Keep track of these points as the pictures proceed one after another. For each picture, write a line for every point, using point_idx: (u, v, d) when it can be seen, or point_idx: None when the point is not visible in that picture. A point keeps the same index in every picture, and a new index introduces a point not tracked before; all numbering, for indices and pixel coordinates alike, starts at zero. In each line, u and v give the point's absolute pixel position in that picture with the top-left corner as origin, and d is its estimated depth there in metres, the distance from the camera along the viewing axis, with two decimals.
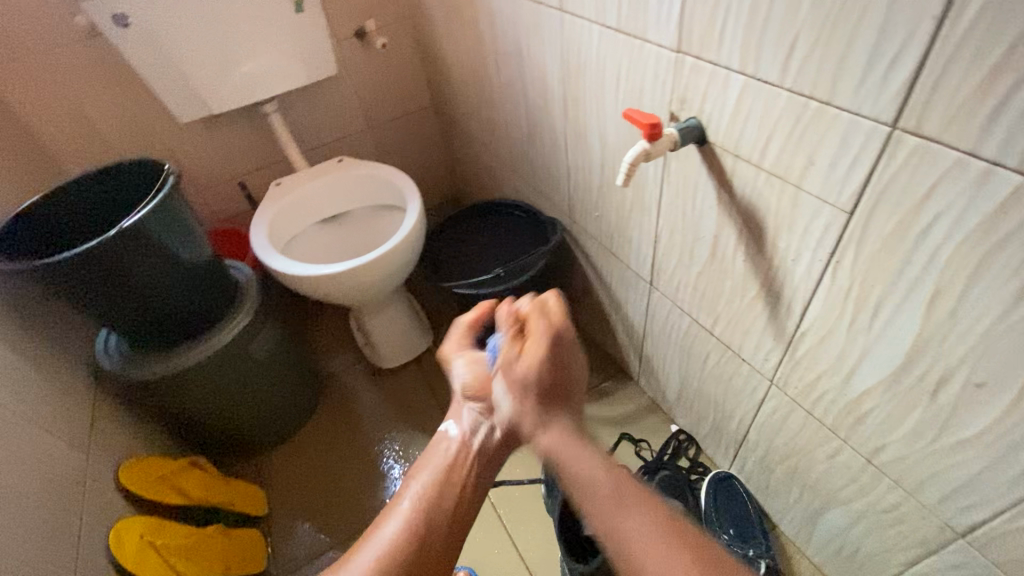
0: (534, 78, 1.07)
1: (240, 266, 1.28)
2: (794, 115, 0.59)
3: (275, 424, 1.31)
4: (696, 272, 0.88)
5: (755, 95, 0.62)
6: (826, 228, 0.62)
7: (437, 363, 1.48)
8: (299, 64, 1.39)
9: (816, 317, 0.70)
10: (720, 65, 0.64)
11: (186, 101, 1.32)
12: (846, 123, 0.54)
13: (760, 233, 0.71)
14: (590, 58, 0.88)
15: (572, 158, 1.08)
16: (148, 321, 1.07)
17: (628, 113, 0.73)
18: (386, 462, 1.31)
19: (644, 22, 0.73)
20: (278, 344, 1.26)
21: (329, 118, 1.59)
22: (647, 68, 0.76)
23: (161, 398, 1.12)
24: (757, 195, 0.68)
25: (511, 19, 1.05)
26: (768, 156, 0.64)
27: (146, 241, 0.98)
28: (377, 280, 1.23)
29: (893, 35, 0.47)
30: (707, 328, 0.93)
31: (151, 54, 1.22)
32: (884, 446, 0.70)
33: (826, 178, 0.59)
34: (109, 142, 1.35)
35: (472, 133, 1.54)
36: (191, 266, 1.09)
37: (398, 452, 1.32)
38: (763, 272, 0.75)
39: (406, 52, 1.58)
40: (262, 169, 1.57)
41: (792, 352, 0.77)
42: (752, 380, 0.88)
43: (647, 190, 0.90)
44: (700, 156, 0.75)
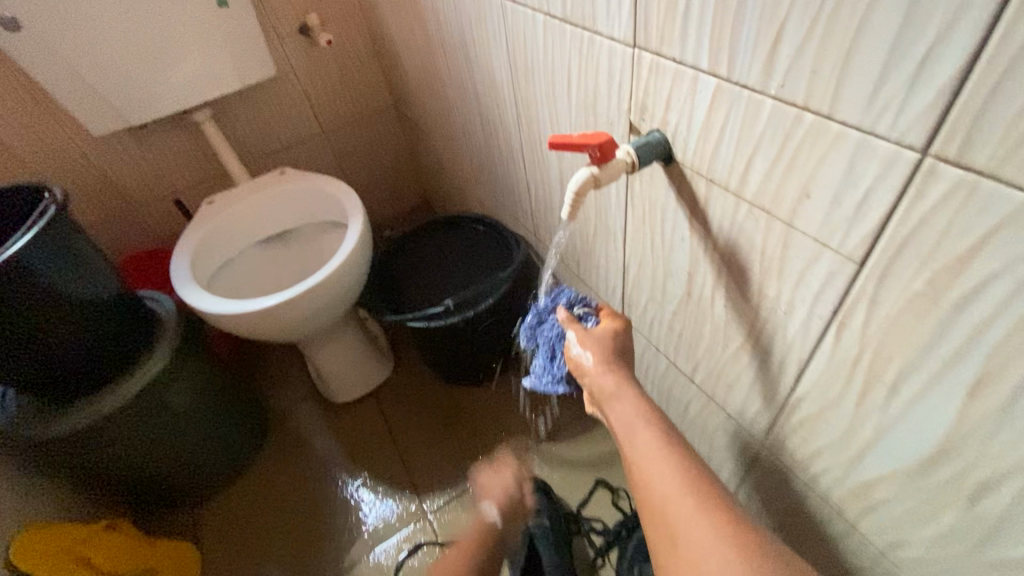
0: (484, 78, 0.92)
1: (161, 299, 1.12)
2: (781, 131, 0.43)
3: (211, 470, 1.16)
4: (670, 314, 0.73)
5: (731, 102, 0.46)
6: (827, 279, 0.47)
7: (397, 396, 1.34)
8: (229, 67, 1.23)
9: (813, 385, 0.55)
10: (684, 64, 0.49)
11: (99, 112, 1.16)
12: (853, 146, 0.39)
13: (741, 276, 0.56)
14: (537, 55, 0.72)
15: (530, 169, 0.93)
16: (41, 372, 0.92)
17: (553, 137, 0.55)
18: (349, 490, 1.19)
19: (592, 10, 0.57)
20: (205, 387, 1.11)
21: (273, 125, 1.43)
22: (598, 67, 0.60)
23: (69, 456, 0.97)
24: (738, 230, 0.53)
25: (453, 9, 0.90)
26: (749, 184, 0.49)
27: (26, 281, 0.83)
28: (317, 310, 1.09)
29: (925, 17, 0.31)
30: (686, 374, 0.78)
31: (52, 62, 1.07)
32: (903, 542, 0.56)
33: (828, 215, 0.43)
34: (17, 159, 1.18)
35: (432, 136, 1.39)
36: (93, 304, 0.94)
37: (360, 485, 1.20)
38: (748, 323, 0.59)
39: (358, 47, 1.43)
40: (201, 185, 1.42)
41: (783, 418, 0.63)
42: (738, 439, 0.74)
43: (609, 215, 0.74)
44: (666, 178, 0.59)
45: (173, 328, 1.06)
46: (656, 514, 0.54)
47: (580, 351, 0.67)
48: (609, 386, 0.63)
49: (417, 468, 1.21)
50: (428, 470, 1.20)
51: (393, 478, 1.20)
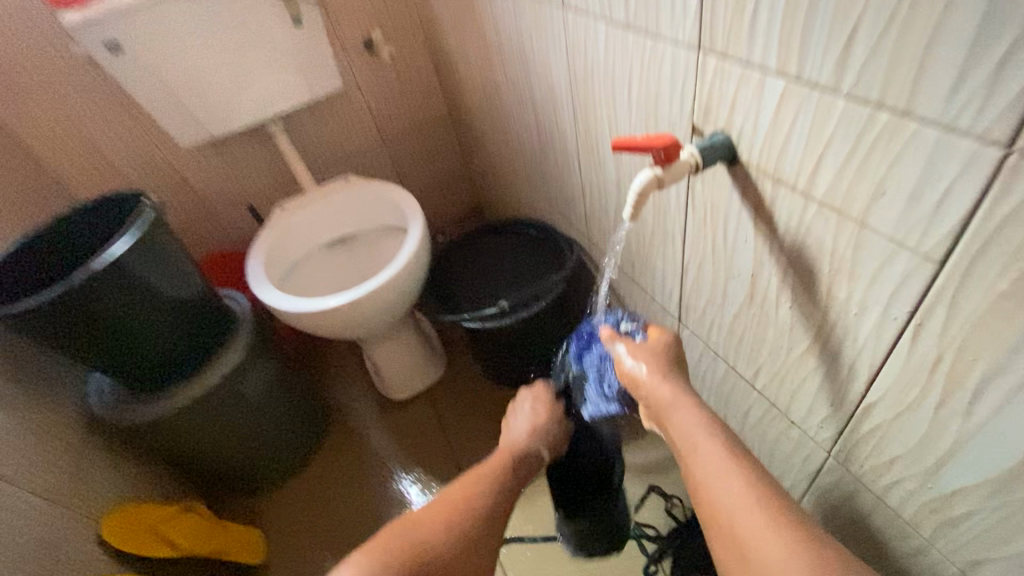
0: (542, 86, 0.94)
1: (238, 296, 1.21)
2: (855, 131, 0.43)
3: (277, 460, 1.23)
4: (731, 317, 0.72)
5: (801, 102, 0.46)
6: (903, 281, 0.46)
7: (449, 396, 1.38)
8: (301, 82, 1.32)
9: (886, 391, 0.54)
10: (752, 66, 0.49)
11: (186, 126, 1.28)
12: (932, 143, 0.38)
13: (809, 277, 0.55)
14: (598, 61, 0.74)
15: (586, 174, 0.95)
16: (136, 361, 1.01)
17: (619, 140, 0.57)
18: (405, 484, 1.24)
19: (656, 15, 0.58)
20: (274, 380, 1.18)
21: (338, 135, 1.52)
22: (661, 72, 0.61)
23: (156, 440, 1.06)
24: (806, 231, 0.53)
25: (513, 20, 0.93)
26: (819, 184, 0.48)
27: (126, 278, 0.92)
28: (378, 310, 1.14)
29: (1011, 13, 0.31)
30: (747, 379, 0.77)
31: (150, 82, 1.18)
32: (986, 559, 0.53)
33: (904, 214, 0.43)
34: (116, 169, 1.32)
35: (487, 143, 1.43)
36: (180, 299, 1.02)
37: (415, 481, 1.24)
38: (815, 326, 0.58)
39: (418, 60, 1.49)
40: (273, 192, 1.52)
41: (852, 426, 0.61)
42: (802, 447, 0.72)
43: (668, 217, 0.74)
44: (730, 180, 0.59)
45: (246, 325, 1.14)
46: (724, 533, 0.54)
47: (635, 363, 0.67)
48: (666, 397, 0.63)
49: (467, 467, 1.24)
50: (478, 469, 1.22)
51: (445, 476, 1.23)
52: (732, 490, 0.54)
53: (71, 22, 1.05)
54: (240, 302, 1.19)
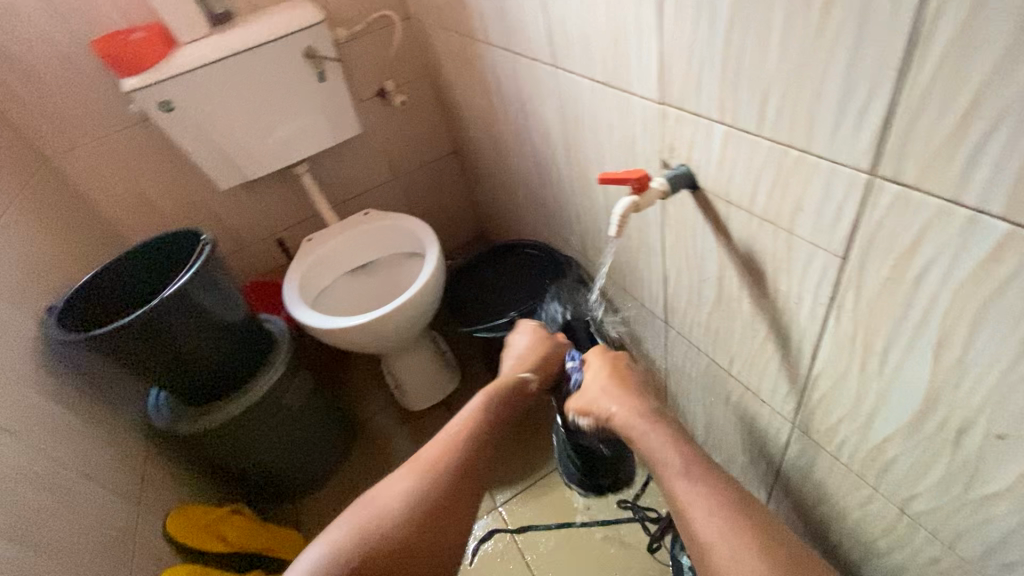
0: (538, 127, 1.11)
1: (274, 319, 1.35)
2: (776, 163, 0.58)
3: (311, 468, 1.35)
4: (706, 314, 0.86)
5: (738, 143, 0.62)
6: (823, 273, 0.60)
7: (464, 405, 1.50)
8: (324, 128, 1.49)
9: (826, 362, 0.67)
10: (701, 116, 0.65)
11: (224, 170, 1.44)
12: (825, 171, 0.53)
13: (760, 275, 0.70)
14: (584, 109, 0.90)
15: (580, 200, 1.10)
16: (192, 378, 1.14)
17: (604, 174, 0.72)
18: None
19: (628, 76, 0.74)
20: (309, 394, 1.31)
21: (356, 173, 1.68)
22: (635, 119, 0.77)
23: (207, 450, 1.19)
24: (754, 239, 0.67)
25: (512, 74, 1.10)
26: (757, 202, 0.63)
27: (188, 304, 1.07)
28: (401, 326, 1.28)
29: (858, 85, 0.46)
30: (724, 367, 0.90)
31: (195, 134, 1.35)
32: (914, 495, 0.65)
33: (816, 223, 0.57)
34: (160, 210, 1.48)
35: (490, 175, 1.59)
36: (231, 323, 1.16)
37: None
38: (769, 315, 0.72)
39: (426, 104, 1.67)
40: (297, 226, 1.67)
41: (807, 396, 0.74)
42: (773, 422, 0.85)
43: (650, 233, 0.89)
44: (693, 201, 0.74)
45: (285, 344, 1.28)
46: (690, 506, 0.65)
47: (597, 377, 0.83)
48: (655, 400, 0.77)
49: None
50: None
51: None
52: (703, 466, 0.66)
53: (129, 86, 1.23)
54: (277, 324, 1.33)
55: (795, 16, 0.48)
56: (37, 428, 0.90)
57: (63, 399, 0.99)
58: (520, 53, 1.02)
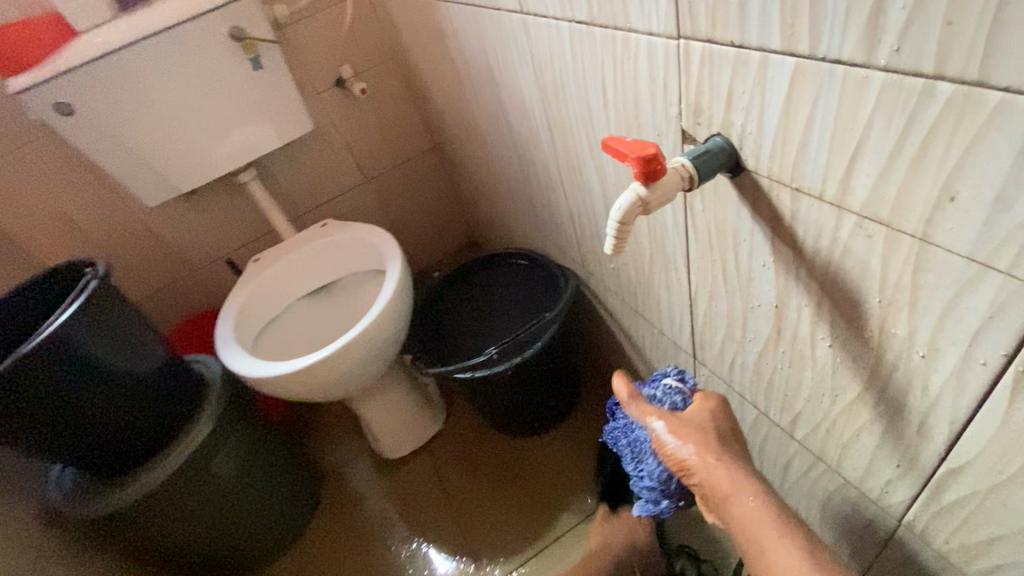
0: (514, 105, 0.85)
1: (210, 361, 1.12)
2: (900, 115, 0.31)
3: (263, 538, 1.12)
4: (756, 357, 0.59)
5: (818, 89, 0.35)
6: (990, 314, 0.33)
7: (450, 449, 1.26)
8: (268, 126, 1.25)
9: (975, 454, 0.40)
10: (750, 48, 0.38)
11: (150, 183, 1.20)
12: (1023, 120, 0.26)
13: (850, 308, 0.43)
14: (567, 70, 0.63)
15: (571, 198, 0.84)
16: (93, 447, 0.91)
17: (607, 141, 0.46)
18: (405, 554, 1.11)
19: (624, 3, 0.48)
20: (252, 451, 1.07)
21: (317, 179, 1.44)
22: (637, 71, 0.51)
23: (120, 533, 0.96)
24: (843, 253, 0.40)
25: (477, 37, 0.84)
26: (856, 190, 0.36)
27: (71, 358, 0.83)
28: (360, 366, 1.03)
29: None
30: (783, 428, 0.63)
31: (108, 142, 1.12)
32: None
33: (986, 225, 0.30)
34: (84, 233, 1.25)
35: (472, 172, 1.34)
36: (139, 374, 0.93)
37: (415, 551, 1.11)
38: (866, 369, 0.45)
39: (395, 93, 1.42)
40: (252, 243, 1.44)
41: (930, 490, 0.47)
42: (862, 511, 0.58)
43: (668, 241, 0.62)
44: (735, 194, 0.47)
45: (216, 395, 1.03)
46: None
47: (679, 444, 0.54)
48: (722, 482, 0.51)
49: (472, 532, 1.10)
50: (486, 535, 1.09)
51: (448, 542, 1.10)
52: None
53: (16, 86, 1.01)
54: (209, 369, 1.10)
55: None
56: None
57: None
58: (482, 4, 0.76)
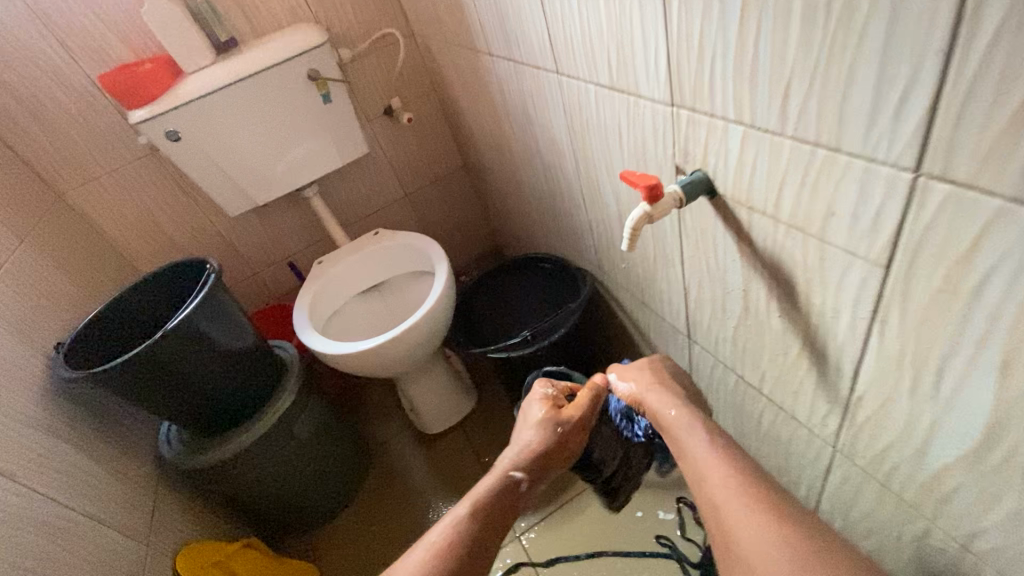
0: (545, 137, 1.06)
1: (284, 345, 1.34)
2: (802, 164, 0.52)
3: (327, 496, 1.32)
4: (732, 328, 0.80)
5: (757, 144, 0.56)
6: (863, 284, 0.54)
7: (481, 425, 1.46)
8: (330, 148, 1.47)
9: (869, 383, 0.60)
10: (717, 116, 0.59)
11: (232, 196, 1.43)
12: (860, 170, 0.47)
13: (789, 286, 0.63)
14: (591, 116, 0.85)
15: (590, 211, 1.05)
16: (200, 410, 1.12)
17: (624, 173, 0.67)
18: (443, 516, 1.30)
19: (635, 78, 0.69)
20: (320, 421, 1.28)
21: (366, 193, 1.67)
22: (644, 123, 0.72)
23: (219, 483, 1.17)
24: (780, 247, 0.61)
25: (516, 84, 1.06)
26: (784, 207, 0.57)
27: (192, 335, 1.05)
28: (412, 349, 1.24)
29: (894, 71, 0.41)
30: (755, 386, 0.83)
31: (202, 162, 1.35)
32: (979, 531, 0.58)
33: (852, 229, 0.51)
34: (173, 237, 1.48)
35: (501, 187, 1.55)
36: (237, 351, 1.14)
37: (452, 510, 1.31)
38: (803, 330, 0.66)
39: (434, 120, 1.65)
40: (309, 248, 1.66)
41: (850, 416, 0.67)
42: (812, 444, 0.78)
43: (667, 243, 0.83)
44: (712, 209, 0.68)
45: (295, 372, 1.25)
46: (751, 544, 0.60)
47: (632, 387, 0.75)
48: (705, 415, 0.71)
49: None
50: None
51: None
52: None
53: (136, 117, 1.24)
54: (285, 352, 1.31)
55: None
56: (42, 467, 0.89)
57: (74, 437, 0.98)
58: (523, 62, 0.98)
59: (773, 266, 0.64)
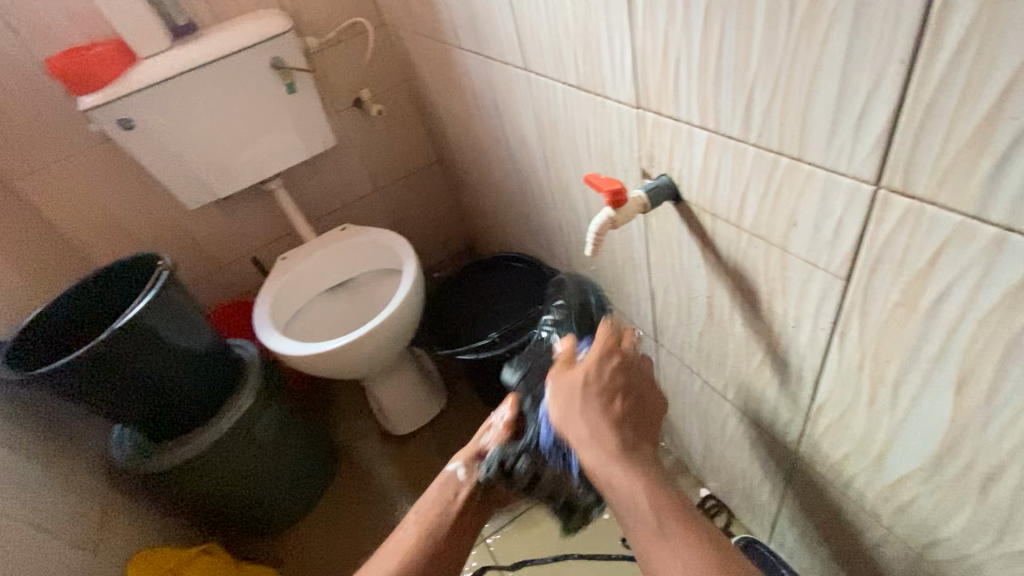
0: (515, 135, 1.04)
1: (245, 344, 1.29)
2: (765, 172, 0.51)
3: (289, 500, 1.28)
4: (697, 335, 0.79)
5: (721, 150, 0.54)
6: (823, 296, 0.53)
7: (451, 426, 1.44)
8: (296, 140, 1.42)
9: (830, 392, 0.60)
10: (681, 121, 0.58)
11: (191, 188, 1.37)
12: (821, 181, 0.46)
13: (752, 295, 0.63)
14: (559, 115, 0.83)
15: (560, 211, 1.03)
16: (153, 413, 1.07)
17: (588, 176, 0.65)
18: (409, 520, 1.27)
19: (601, 78, 0.67)
20: (283, 423, 1.24)
21: (334, 186, 1.62)
22: (611, 123, 0.70)
23: (175, 489, 1.12)
24: (743, 256, 0.60)
25: (485, 79, 1.03)
26: (747, 215, 0.56)
27: (144, 335, 1.00)
28: (379, 350, 1.21)
29: (856, 82, 0.39)
30: (720, 391, 0.82)
31: (158, 152, 1.28)
32: (935, 541, 0.58)
33: (813, 240, 0.50)
34: (128, 231, 1.41)
35: (473, 184, 1.52)
36: (193, 351, 1.09)
37: None
38: (765, 338, 0.65)
39: (405, 113, 1.60)
40: (274, 243, 1.61)
41: (811, 425, 0.66)
42: (775, 450, 0.77)
43: (634, 247, 0.82)
44: (677, 215, 0.67)
45: (256, 373, 1.21)
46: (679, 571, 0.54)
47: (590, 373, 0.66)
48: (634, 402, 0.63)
49: None
50: None
51: None
52: None
53: (85, 104, 1.17)
54: (246, 352, 1.26)
55: (779, 5, 0.41)
56: None
57: (12, 442, 0.92)
58: (492, 56, 0.95)
59: (737, 273, 0.62)
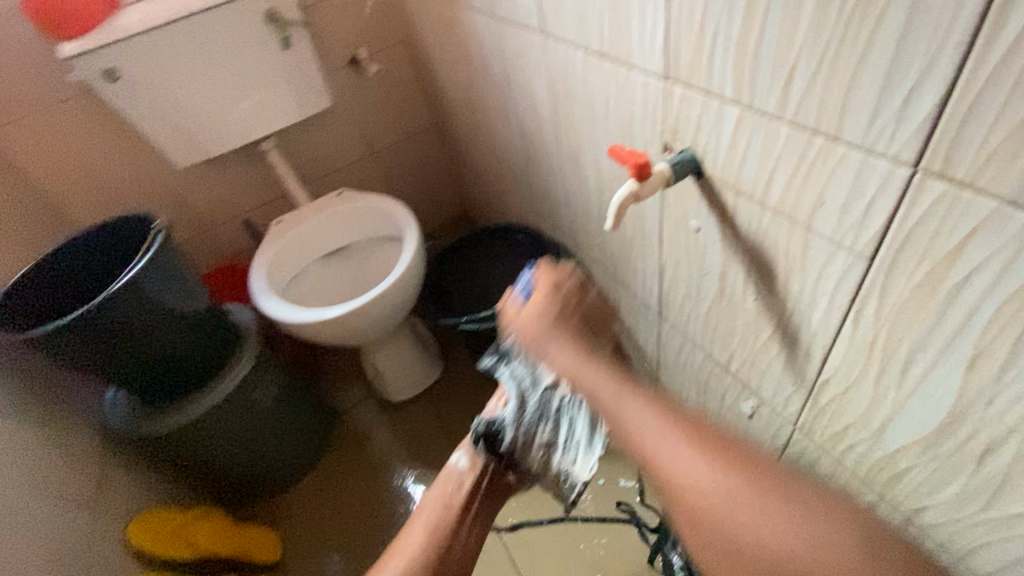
0: (524, 102, 1.02)
1: (242, 310, 1.27)
2: (796, 151, 0.51)
3: (287, 464, 1.29)
4: (705, 310, 0.80)
5: (753, 127, 0.55)
6: (843, 275, 0.54)
7: (447, 394, 1.45)
8: (290, 99, 1.36)
9: (837, 368, 0.62)
10: (713, 95, 0.57)
11: (180, 146, 1.31)
12: (857, 162, 0.47)
13: (768, 273, 0.64)
14: (577, 83, 0.81)
15: (568, 182, 1.03)
16: (149, 377, 1.05)
17: (613, 149, 0.64)
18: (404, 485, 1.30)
19: (628, 46, 0.66)
20: (281, 390, 1.24)
21: (328, 149, 1.57)
22: (634, 95, 0.69)
23: (173, 453, 1.12)
24: (764, 234, 0.61)
25: (495, 42, 1.00)
26: (772, 194, 0.57)
27: (142, 297, 0.97)
28: (379, 318, 1.20)
29: (907, 65, 0.40)
30: (722, 364, 0.85)
31: (145, 106, 1.22)
32: (924, 507, 0.62)
33: (840, 221, 0.51)
34: (112, 190, 1.35)
35: (472, 151, 1.49)
36: (190, 315, 1.07)
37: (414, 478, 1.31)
38: (777, 315, 0.67)
39: (402, 74, 1.55)
40: (265, 206, 1.56)
41: (814, 399, 0.69)
42: (774, 422, 0.80)
43: (646, 221, 0.82)
44: (698, 191, 0.67)
45: (254, 339, 1.19)
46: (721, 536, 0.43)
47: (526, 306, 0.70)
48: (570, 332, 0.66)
49: None
50: None
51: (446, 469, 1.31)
52: None
53: (65, 52, 1.09)
54: (241, 317, 1.24)
55: None
56: None
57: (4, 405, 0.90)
58: (505, 18, 0.92)
59: (756, 251, 0.63)
